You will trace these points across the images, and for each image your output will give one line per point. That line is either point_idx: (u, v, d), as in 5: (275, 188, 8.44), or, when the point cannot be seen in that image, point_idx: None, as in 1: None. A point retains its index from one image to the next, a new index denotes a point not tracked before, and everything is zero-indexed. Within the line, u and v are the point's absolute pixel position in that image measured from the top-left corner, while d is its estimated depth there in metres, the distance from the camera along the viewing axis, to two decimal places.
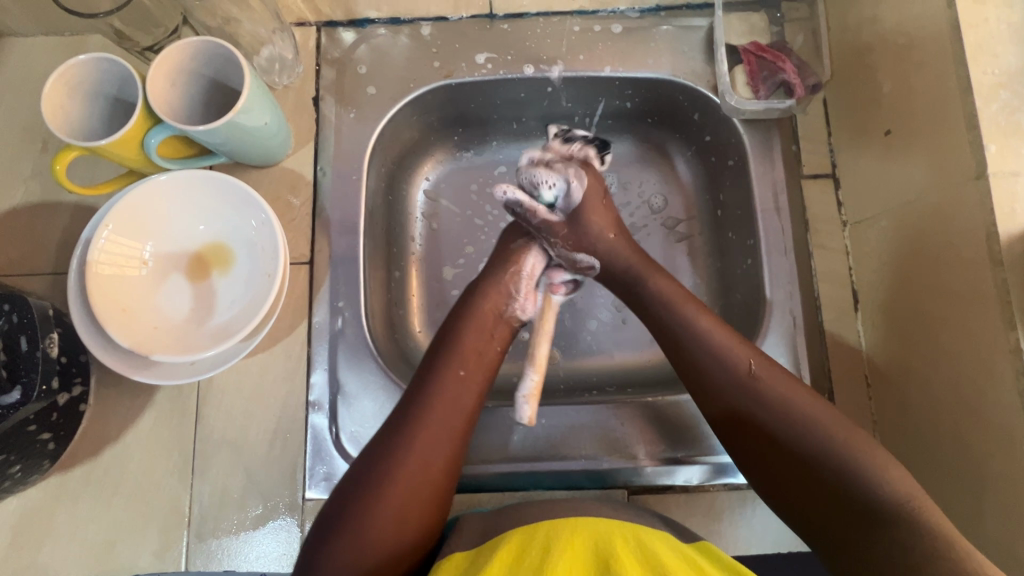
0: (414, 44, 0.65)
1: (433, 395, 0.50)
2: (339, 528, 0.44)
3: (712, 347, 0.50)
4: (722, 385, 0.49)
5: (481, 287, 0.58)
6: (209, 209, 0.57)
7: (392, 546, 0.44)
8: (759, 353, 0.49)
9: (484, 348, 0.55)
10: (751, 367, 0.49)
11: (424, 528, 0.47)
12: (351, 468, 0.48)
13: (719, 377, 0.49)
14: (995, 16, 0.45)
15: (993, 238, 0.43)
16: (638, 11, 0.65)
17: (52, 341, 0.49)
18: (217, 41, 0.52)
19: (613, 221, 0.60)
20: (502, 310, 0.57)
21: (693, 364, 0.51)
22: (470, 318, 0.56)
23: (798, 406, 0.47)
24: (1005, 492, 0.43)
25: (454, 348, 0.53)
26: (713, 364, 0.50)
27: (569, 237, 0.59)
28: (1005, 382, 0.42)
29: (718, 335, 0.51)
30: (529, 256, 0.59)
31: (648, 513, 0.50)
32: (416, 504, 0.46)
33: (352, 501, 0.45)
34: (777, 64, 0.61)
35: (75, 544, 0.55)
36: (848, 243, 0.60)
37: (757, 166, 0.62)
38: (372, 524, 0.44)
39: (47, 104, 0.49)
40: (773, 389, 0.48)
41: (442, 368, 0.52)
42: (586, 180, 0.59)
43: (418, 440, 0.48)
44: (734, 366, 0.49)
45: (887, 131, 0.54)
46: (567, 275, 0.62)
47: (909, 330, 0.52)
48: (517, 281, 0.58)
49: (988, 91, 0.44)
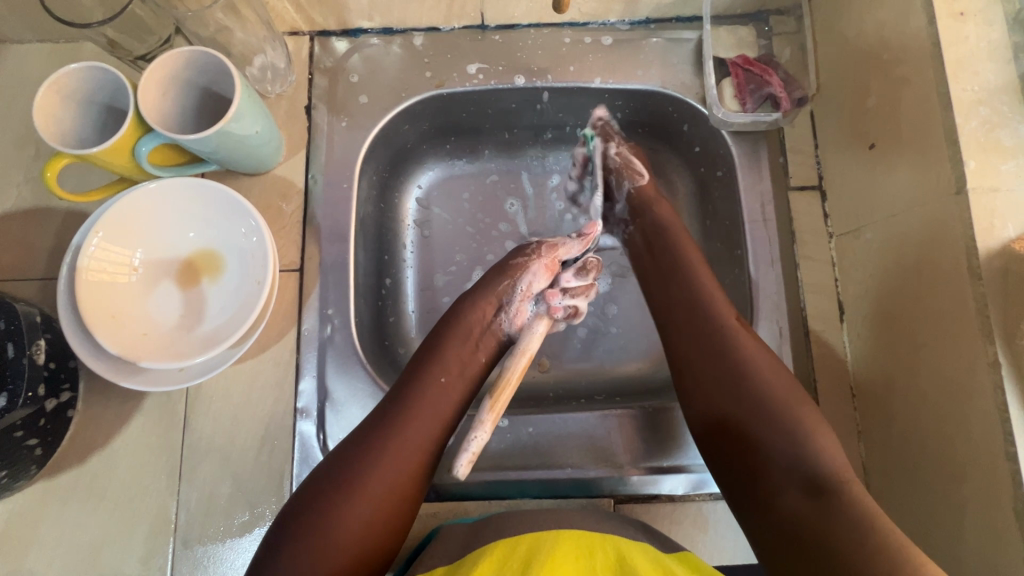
0: (406, 53, 0.66)
1: (414, 399, 0.51)
2: (304, 523, 0.44)
3: (706, 294, 0.54)
4: (709, 342, 0.52)
5: (473, 295, 0.58)
6: (199, 217, 0.57)
7: (357, 546, 0.44)
8: (736, 338, 0.51)
9: (467, 357, 0.55)
10: (741, 338, 0.51)
11: (389, 531, 0.47)
12: (321, 465, 0.49)
13: (709, 325, 0.52)
14: (974, 34, 0.46)
15: (972, 253, 0.43)
16: (628, 24, 0.66)
17: (38, 348, 0.50)
18: (208, 51, 0.52)
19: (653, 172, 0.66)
20: (490, 324, 0.57)
21: (691, 315, 0.54)
22: (457, 325, 0.56)
23: (785, 410, 0.47)
24: (982, 503, 0.43)
25: (437, 355, 0.54)
26: (703, 305, 0.53)
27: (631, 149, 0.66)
28: (983, 395, 0.43)
29: (709, 290, 0.54)
30: (528, 273, 0.59)
31: (628, 522, 0.50)
32: (384, 506, 0.46)
33: (321, 498, 0.46)
34: (764, 78, 0.61)
35: (61, 551, 0.55)
36: (834, 255, 0.60)
37: (745, 177, 0.62)
38: (338, 522, 0.44)
39: (37, 112, 0.49)
40: (747, 349, 0.51)
41: (423, 373, 0.52)
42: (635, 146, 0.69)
43: (394, 443, 0.48)
44: (717, 313, 0.53)
45: (872, 145, 0.55)
46: (563, 305, 0.59)
47: (893, 341, 0.53)
48: (509, 291, 0.58)
49: (968, 108, 0.45)
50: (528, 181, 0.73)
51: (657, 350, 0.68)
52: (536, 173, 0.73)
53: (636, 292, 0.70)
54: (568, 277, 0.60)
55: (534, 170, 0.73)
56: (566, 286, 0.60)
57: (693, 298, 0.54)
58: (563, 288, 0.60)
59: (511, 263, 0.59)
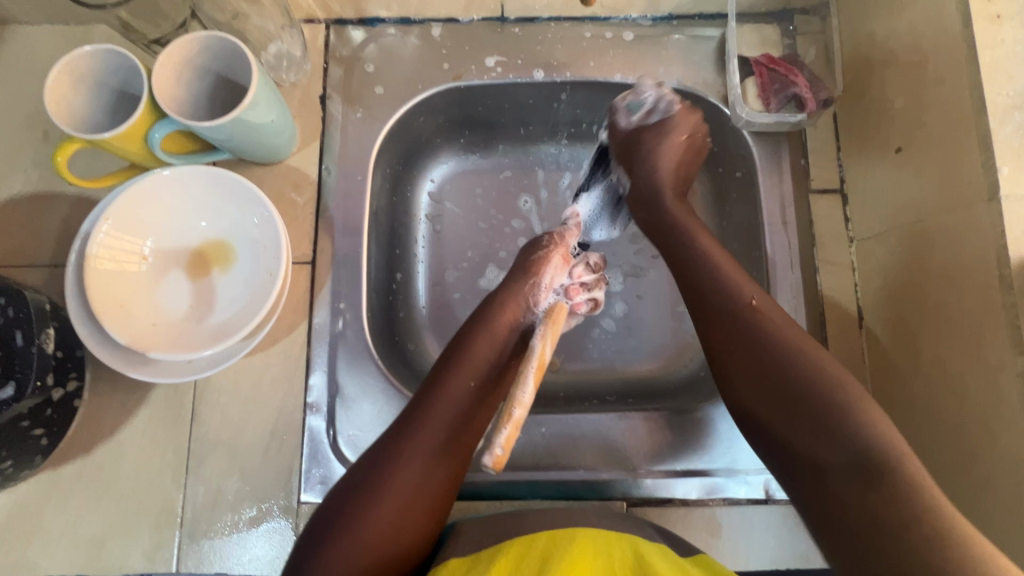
0: (423, 45, 0.65)
1: (440, 403, 0.49)
2: (333, 529, 0.44)
3: (727, 286, 0.51)
4: (735, 329, 0.49)
5: (501, 295, 0.56)
6: (211, 206, 0.56)
7: (388, 552, 0.44)
8: (766, 318, 0.49)
9: (497, 357, 0.54)
10: (766, 323, 0.49)
11: (419, 535, 0.46)
12: (349, 470, 0.48)
13: (735, 311, 0.50)
14: (1011, 37, 0.45)
15: (1004, 262, 0.43)
16: (650, 19, 0.64)
17: (48, 337, 0.49)
18: (224, 36, 0.51)
19: (682, 158, 0.60)
20: (518, 322, 0.56)
21: (704, 304, 0.51)
22: (485, 326, 0.54)
23: (836, 407, 0.43)
24: (1007, 516, 0.43)
25: (465, 356, 0.52)
26: (721, 299, 0.50)
27: (624, 153, 0.62)
28: (1012, 408, 0.42)
29: (729, 271, 0.52)
30: (549, 268, 0.59)
31: (644, 523, 0.49)
32: (415, 511, 0.45)
33: (349, 504, 0.45)
34: (789, 78, 0.60)
35: (65, 542, 0.54)
36: (853, 259, 0.59)
37: (765, 178, 0.61)
38: (368, 527, 0.43)
39: (49, 94, 0.48)
40: (778, 335, 0.48)
41: (452, 371, 0.51)
42: (674, 109, 0.61)
43: (421, 446, 0.47)
44: (737, 298, 0.50)
45: (898, 149, 0.54)
46: (584, 297, 0.63)
47: (916, 351, 0.52)
48: (535, 293, 0.57)
49: (1001, 112, 0.44)
50: (544, 177, 0.72)
51: (671, 351, 0.67)
52: (551, 170, 0.72)
53: (649, 291, 0.69)
54: (580, 271, 0.63)
55: (549, 166, 0.72)
56: (582, 281, 0.63)
57: (715, 294, 0.51)
58: (580, 284, 0.63)
59: (540, 264, 0.58)
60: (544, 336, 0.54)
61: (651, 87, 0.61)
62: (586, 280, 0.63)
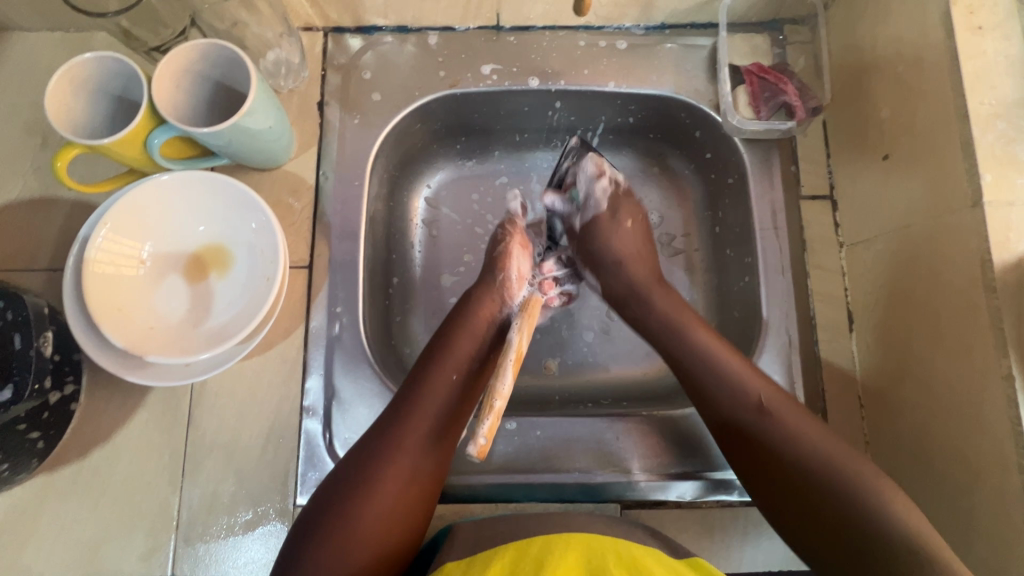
0: (420, 52, 0.65)
1: (425, 396, 0.50)
2: (323, 525, 0.44)
3: (732, 383, 0.50)
4: (744, 429, 0.49)
5: (476, 293, 0.58)
6: (208, 211, 0.56)
7: (379, 547, 0.44)
8: (778, 414, 0.48)
9: (479, 355, 0.54)
10: (778, 411, 0.48)
11: (408, 531, 0.46)
12: (335, 467, 0.48)
13: (743, 412, 0.49)
14: (993, 48, 0.46)
15: (987, 265, 0.44)
16: (643, 29, 0.66)
17: (46, 340, 0.49)
18: (223, 43, 0.51)
19: (640, 243, 0.63)
20: (495, 315, 0.57)
21: (715, 407, 0.51)
22: (465, 321, 0.55)
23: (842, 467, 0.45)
24: (994, 516, 0.44)
25: (447, 348, 0.53)
26: (730, 400, 0.50)
27: (582, 250, 0.64)
28: (996, 407, 0.43)
29: (734, 369, 0.51)
30: (513, 261, 0.61)
31: (638, 527, 0.49)
32: (404, 505, 0.46)
33: (338, 501, 0.45)
34: (779, 85, 0.62)
35: (60, 546, 0.54)
36: (843, 264, 0.60)
37: (756, 184, 0.62)
38: (359, 523, 0.44)
39: (50, 101, 0.48)
40: (786, 418, 0.48)
41: (435, 366, 0.52)
42: (606, 202, 0.64)
43: (408, 441, 0.47)
44: (746, 399, 0.49)
45: (885, 156, 0.55)
46: (558, 292, 0.67)
47: (904, 354, 0.53)
48: (507, 285, 0.59)
49: (984, 121, 0.45)
50: (538, 184, 0.73)
51: None
52: (546, 176, 0.73)
53: None
54: (549, 266, 0.66)
55: (543, 173, 0.73)
56: (553, 275, 0.67)
57: (713, 387, 0.51)
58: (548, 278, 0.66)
59: (504, 258, 0.60)
60: (521, 329, 0.54)
61: (593, 174, 0.63)
62: (556, 274, 0.67)
